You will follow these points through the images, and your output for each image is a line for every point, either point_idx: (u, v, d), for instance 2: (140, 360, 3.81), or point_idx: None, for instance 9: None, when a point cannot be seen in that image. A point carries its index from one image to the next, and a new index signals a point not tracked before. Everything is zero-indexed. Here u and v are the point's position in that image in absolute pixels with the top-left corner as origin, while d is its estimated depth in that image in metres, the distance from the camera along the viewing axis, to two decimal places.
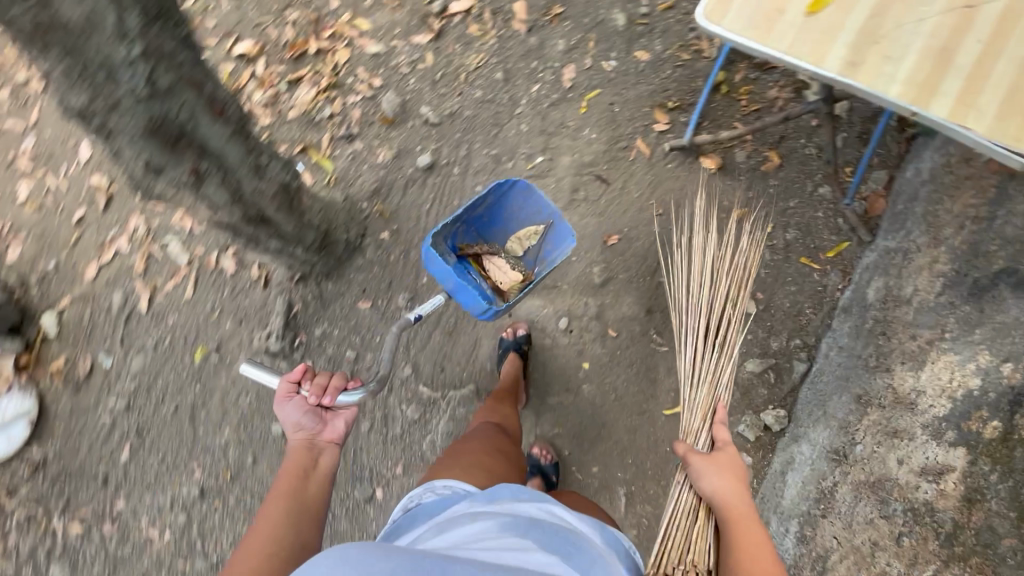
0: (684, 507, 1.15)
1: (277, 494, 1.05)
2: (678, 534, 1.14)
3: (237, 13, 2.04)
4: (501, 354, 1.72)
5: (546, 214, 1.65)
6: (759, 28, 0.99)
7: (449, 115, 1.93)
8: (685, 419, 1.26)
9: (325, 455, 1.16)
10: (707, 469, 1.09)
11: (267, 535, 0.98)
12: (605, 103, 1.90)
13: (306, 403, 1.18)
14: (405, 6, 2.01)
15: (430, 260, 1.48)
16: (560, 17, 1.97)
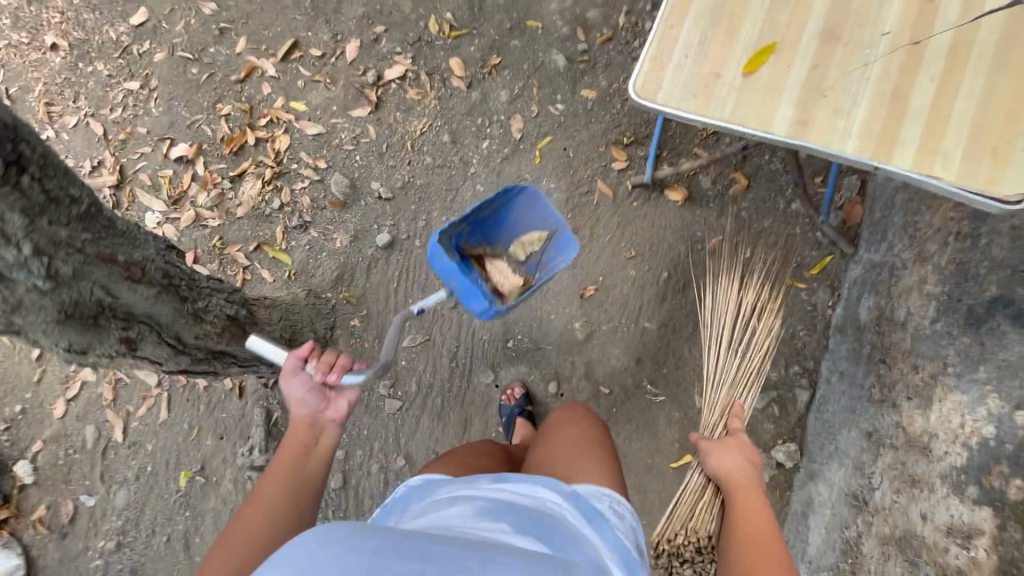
0: (692, 485, 1.24)
1: (277, 462, 1.07)
2: (685, 506, 1.24)
3: (169, 115, 1.97)
4: (507, 422, 1.64)
5: (552, 222, 1.55)
6: (697, 97, 0.92)
7: (401, 188, 1.86)
8: (706, 416, 1.32)
9: (327, 432, 1.14)
10: (717, 450, 1.15)
11: (262, 509, 0.99)
12: (559, 148, 1.84)
13: (312, 381, 1.15)
14: (338, 81, 1.94)
15: (434, 256, 1.43)
16: (498, 67, 1.90)
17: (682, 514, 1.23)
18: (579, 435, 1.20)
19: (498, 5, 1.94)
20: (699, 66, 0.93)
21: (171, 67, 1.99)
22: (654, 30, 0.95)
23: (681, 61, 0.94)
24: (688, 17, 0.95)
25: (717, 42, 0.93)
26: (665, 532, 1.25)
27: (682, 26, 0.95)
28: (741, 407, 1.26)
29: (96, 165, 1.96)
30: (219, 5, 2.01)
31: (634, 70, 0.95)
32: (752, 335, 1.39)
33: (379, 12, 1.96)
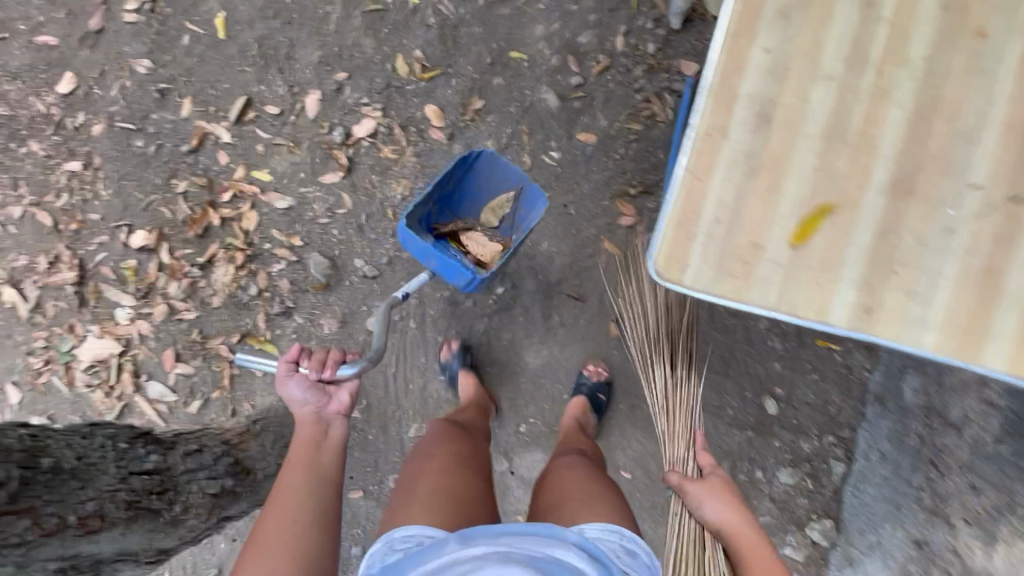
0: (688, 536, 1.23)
1: (298, 462, 1.15)
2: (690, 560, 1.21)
3: (121, 198, 1.77)
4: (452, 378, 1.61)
5: (515, 180, 1.52)
6: (734, 275, 0.74)
7: (387, 263, 1.69)
8: (669, 450, 1.31)
9: (334, 426, 1.24)
10: (707, 499, 1.16)
11: (290, 500, 1.08)
12: (559, 206, 1.62)
13: (307, 381, 1.26)
14: (301, 143, 1.71)
15: (407, 240, 1.37)
16: (481, 112, 1.66)
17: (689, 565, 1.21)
18: (576, 480, 1.16)
19: (473, 35, 1.66)
20: (736, 233, 0.74)
21: (114, 141, 1.77)
22: (675, 188, 0.76)
23: (712, 227, 0.75)
24: (719, 168, 0.75)
25: (756, 201, 0.74)
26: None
27: (711, 179, 0.75)
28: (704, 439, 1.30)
29: (54, 260, 1.79)
30: (154, 61, 1.75)
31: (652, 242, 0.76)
32: (680, 347, 1.37)
33: (338, 55, 1.70)
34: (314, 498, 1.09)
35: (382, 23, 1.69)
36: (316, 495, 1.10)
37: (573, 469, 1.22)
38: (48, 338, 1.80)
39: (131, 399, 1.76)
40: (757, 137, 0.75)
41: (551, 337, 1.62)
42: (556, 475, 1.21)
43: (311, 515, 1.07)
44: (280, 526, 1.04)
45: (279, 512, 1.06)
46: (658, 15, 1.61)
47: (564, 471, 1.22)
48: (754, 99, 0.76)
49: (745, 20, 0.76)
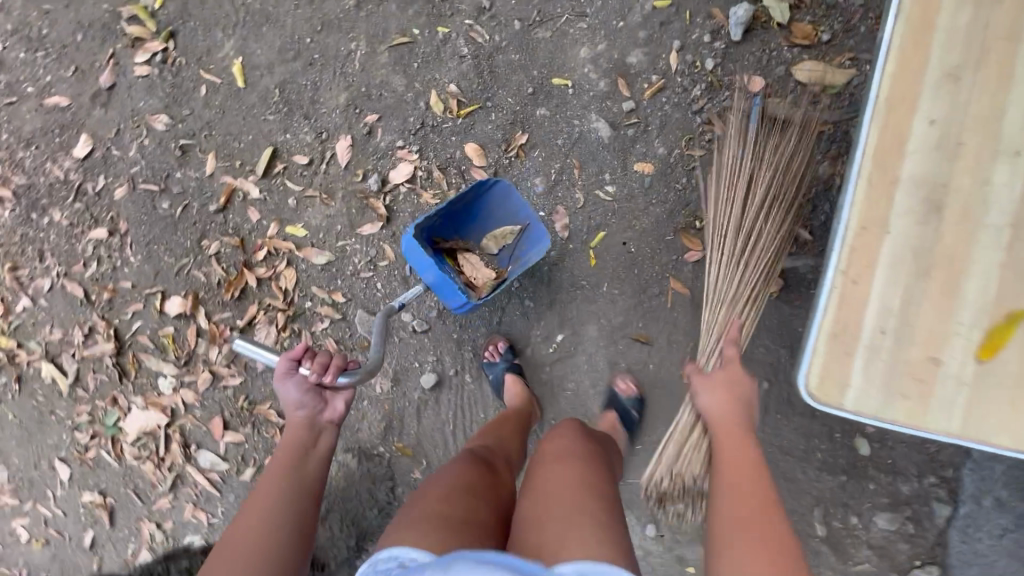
0: (682, 430, 1.25)
1: (276, 465, 1.07)
2: (672, 450, 1.25)
3: (151, 263, 1.68)
4: (499, 382, 1.51)
5: (524, 216, 1.45)
6: (910, 397, 0.73)
7: (437, 315, 1.59)
8: (702, 339, 1.27)
9: (324, 434, 1.15)
10: (706, 389, 1.11)
11: (261, 509, 0.98)
12: (618, 244, 1.51)
13: (307, 382, 1.16)
14: (335, 193, 1.61)
15: (410, 251, 1.36)
16: (526, 147, 1.54)
17: (667, 454, 1.25)
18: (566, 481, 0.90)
19: (512, 63, 1.53)
20: (906, 348, 0.73)
21: (138, 204, 1.67)
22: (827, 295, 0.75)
23: (875, 339, 0.74)
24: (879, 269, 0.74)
25: (928, 309, 0.73)
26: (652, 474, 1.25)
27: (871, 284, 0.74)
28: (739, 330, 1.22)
29: (89, 331, 1.72)
30: (172, 115, 1.64)
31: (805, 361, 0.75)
32: (749, 238, 1.29)
33: (367, 95, 1.58)
34: (292, 509, 1.00)
35: (411, 57, 1.56)
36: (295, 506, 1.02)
37: (562, 463, 0.95)
38: (91, 412, 1.75)
39: (182, 469, 1.72)
40: (928, 235, 0.73)
41: (618, 384, 1.51)
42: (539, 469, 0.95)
43: (287, 523, 0.98)
44: (248, 531, 0.95)
45: (249, 519, 0.97)
46: (714, 26, 1.47)
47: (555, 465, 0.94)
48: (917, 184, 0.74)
49: (903, 99, 0.74)
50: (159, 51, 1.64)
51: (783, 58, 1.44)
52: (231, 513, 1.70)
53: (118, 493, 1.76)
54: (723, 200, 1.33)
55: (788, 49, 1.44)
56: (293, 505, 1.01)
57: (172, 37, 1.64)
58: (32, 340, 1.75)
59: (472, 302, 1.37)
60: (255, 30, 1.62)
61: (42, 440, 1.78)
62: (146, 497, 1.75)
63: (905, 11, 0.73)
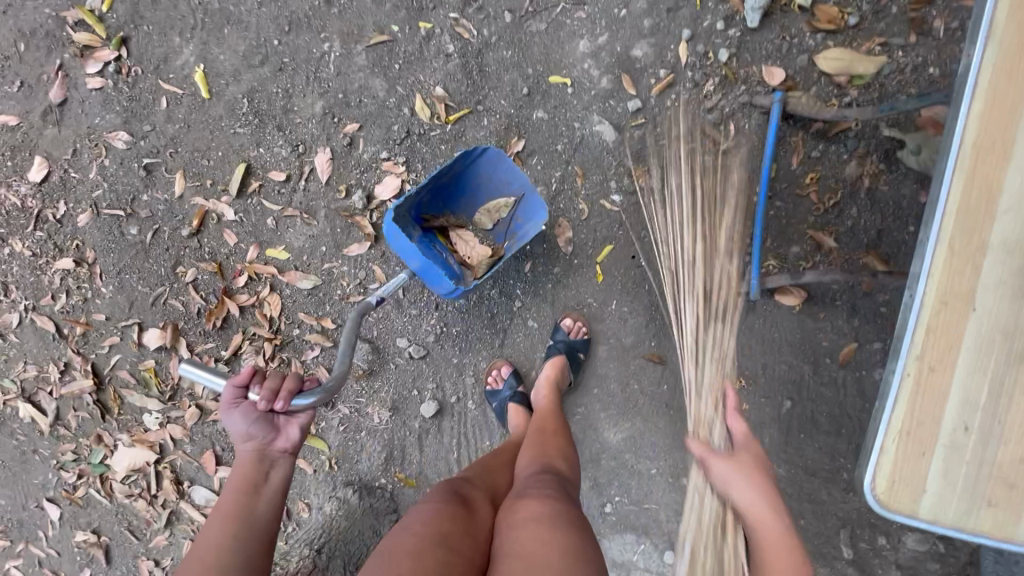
0: (708, 522, 1.02)
1: (221, 514, 0.99)
2: (705, 552, 1.01)
3: (124, 293, 1.56)
4: (502, 410, 1.42)
5: (517, 186, 1.32)
6: (999, 504, 0.66)
7: (434, 340, 1.48)
8: (695, 407, 1.11)
9: (277, 467, 1.07)
10: (729, 473, 0.99)
11: (210, 553, 0.93)
12: (627, 257, 1.40)
13: (255, 410, 1.06)
14: (317, 212, 1.48)
15: (391, 237, 1.21)
16: (523, 155, 1.40)
17: (697, 526, 1.03)
18: (547, 554, 0.79)
19: (504, 60, 1.39)
20: (993, 448, 0.66)
21: (104, 230, 1.54)
22: (903, 383, 0.65)
23: (958, 438, 0.66)
24: (964, 355, 0.65)
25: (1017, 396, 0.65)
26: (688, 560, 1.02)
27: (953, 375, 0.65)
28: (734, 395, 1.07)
29: (65, 367, 1.61)
30: (132, 131, 1.50)
31: (872, 461, 0.67)
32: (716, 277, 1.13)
33: (345, 102, 1.43)
34: (239, 562, 0.93)
35: (391, 57, 1.41)
36: (243, 558, 0.94)
37: (540, 526, 0.84)
38: (75, 451, 1.65)
39: (177, 505, 1.65)
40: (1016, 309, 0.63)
41: (631, 406, 1.43)
42: (507, 537, 0.85)
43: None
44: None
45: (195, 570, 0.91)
46: (728, 11, 1.31)
47: (531, 528, 0.84)
48: (1010, 251, 0.63)
49: (995, 145, 0.62)
50: (112, 60, 1.48)
51: (806, 45, 1.29)
52: None
53: (111, 532, 1.68)
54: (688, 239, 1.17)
55: (811, 35, 1.29)
56: (241, 558, 0.94)
57: (125, 43, 1.48)
58: (6, 378, 1.64)
59: (465, 288, 1.25)
60: (216, 33, 1.46)
61: (26, 481, 1.69)
62: (141, 535, 1.67)
63: (997, 31, 0.62)
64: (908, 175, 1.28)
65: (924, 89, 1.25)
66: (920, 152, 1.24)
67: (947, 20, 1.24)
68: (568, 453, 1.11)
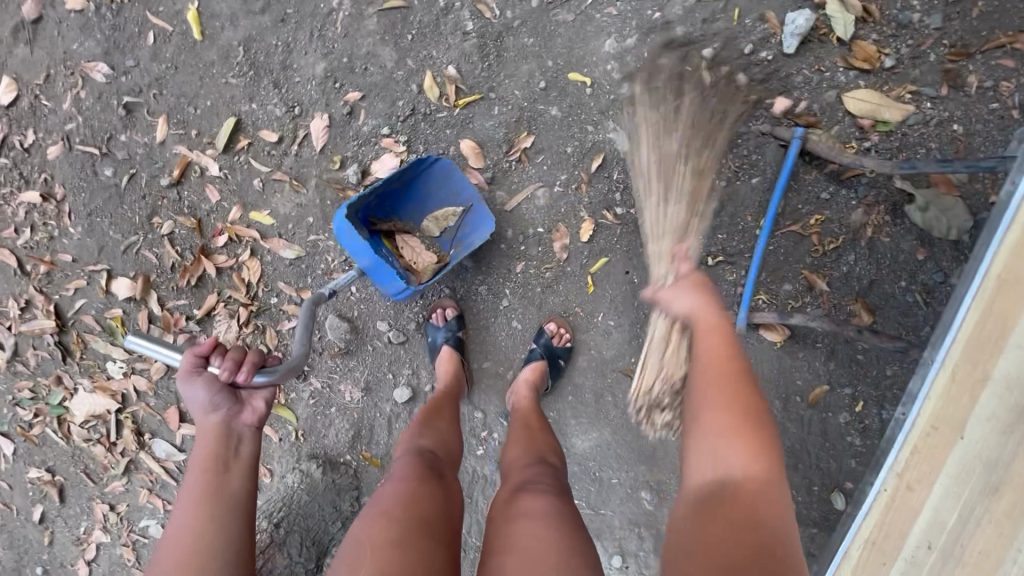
0: (656, 337, 1.25)
1: (191, 499, 0.87)
2: (655, 357, 1.26)
3: (94, 236, 1.48)
4: (433, 349, 1.41)
5: (466, 197, 1.32)
6: None
7: (416, 327, 1.47)
8: (654, 270, 1.19)
9: (245, 441, 0.96)
10: (673, 294, 1.01)
11: (186, 546, 0.82)
12: (620, 273, 1.38)
13: (216, 381, 0.96)
14: (307, 180, 1.40)
15: (341, 234, 1.19)
16: (530, 151, 1.35)
17: (652, 365, 1.27)
18: (543, 553, 0.81)
19: (523, 48, 1.31)
20: (952, 568, 0.72)
21: (75, 167, 1.44)
22: (877, 494, 0.80)
23: (921, 550, 0.75)
24: (941, 477, 0.74)
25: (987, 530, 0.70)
26: (643, 383, 1.29)
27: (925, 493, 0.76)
28: (684, 250, 1.12)
29: (25, 305, 1.54)
30: (113, 64, 1.38)
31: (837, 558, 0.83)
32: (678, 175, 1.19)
33: (349, 67, 1.34)
34: (222, 549, 0.83)
35: (405, 26, 1.32)
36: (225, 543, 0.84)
37: (537, 523, 0.87)
38: (33, 389, 1.60)
39: (136, 455, 1.63)
40: (1006, 448, 0.70)
41: (602, 417, 1.45)
42: (514, 528, 0.87)
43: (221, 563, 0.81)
44: None
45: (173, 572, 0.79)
46: (764, 33, 1.25)
47: (526, 523, 0.87)
48: (1012, 385, 0.71)
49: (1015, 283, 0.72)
50: None
51: (836, 81, 1.25)
52: None
53: (66, 473, 1.66)
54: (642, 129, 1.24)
55: (844, 73, 1.24)
56: (225, 541, 0.83)
57: None
58: None
59: (413, 288, 1.24)
60: None
61: None
62: (97, 478, 1.66)
63: None
64: (911, 231, 1.28)
65: (944, 147, 1.22)
66: (927, 210, 1.25)
67: (981, 78, 1.20)
68: (554, 447, 1.15)
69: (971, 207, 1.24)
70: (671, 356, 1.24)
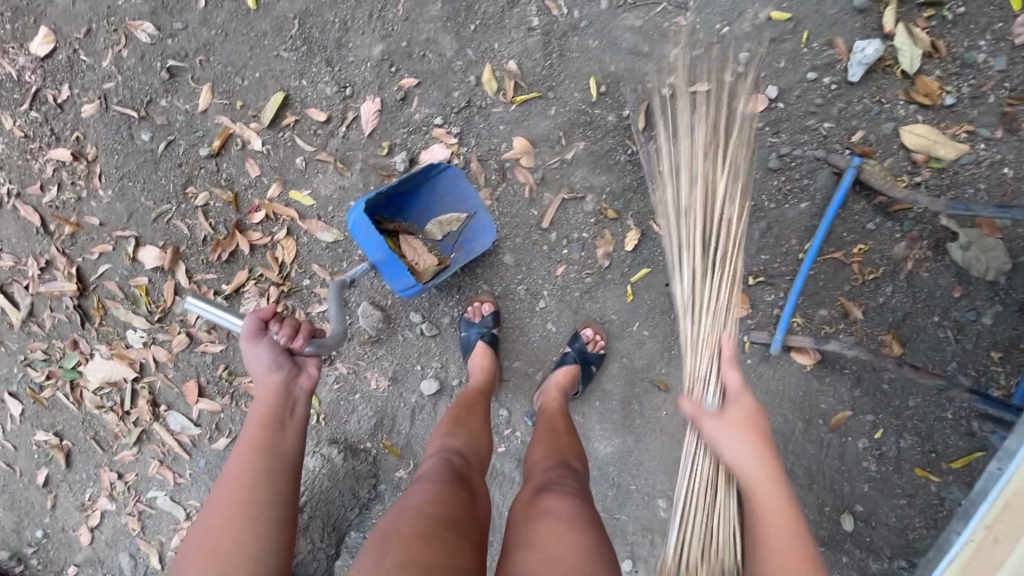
0: (701, 481, 1.00)
1: (246, 447, 0.88)
2: (699, 514, 0.99)
3: (124, 200, 1.43)
4: (467, 346, 1.41)
5: (471, 203, 1.33)
6: None
7: (449, 322, 1.46)
8: (691, 366, 1.07)
9: (299, 403, 0.96)
10: (720, 430, 0.91)
11: (240, 493, 0.83)
12: (660, 284, 1.38)
13: (276, 345, 0.97)
14: (352, 163, 1.37)
15: (356, 229, 1.19)
16: (583, 155, 1.34)
17: (694, 546, 0.97)
18: (565, 558, 0.81)
19: (587, 49, 1.29)
20: None
21: (111, 129, 1.40)
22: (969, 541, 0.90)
23: None
24: None
25: None
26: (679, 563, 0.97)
27: None
28: (731, 349, 1.02)
29: (46, 265, 1.49)
30: (159, 26, 1.36)
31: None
32: (717, 228, 1.08)
33: (407, 53, 1.32)
34: (269, 504, 0.83)
35: (468, 16, 1.30)
36: (272, 500, 0.84)
37: (561, 525, 0.87)
38: (47, 351, 1.56)
39: (149, 426, 1.60)
40: None
41: (627, 424, 1.46)
42: (537, 527, 0.87)
43: (267, 518, 0.82)
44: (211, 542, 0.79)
45: (224, 512, 0.81)
46: (830, 58, 1.25)
47: (549, 523, 0.87)
48: None
49: None
50: None
51: (895, 113, 1.26)
52: (200, 478, 1.61)
53: (75, 438, 1.62)
54: (690, 155, 1.12)
55: (903, 105, 1.25)
56: (274, 496, 0.84)
57: None
58: None
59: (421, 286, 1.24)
60: None
61: None
62: (106, 446, 1.62)
63: None
64: (950, 268, 1.30)
65: (994, 189, 1.23)
66: (968, 249, 1.27)
67: None
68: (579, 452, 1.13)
69: (1011, 249, 1.27)
70: (713, 511, 0.98)
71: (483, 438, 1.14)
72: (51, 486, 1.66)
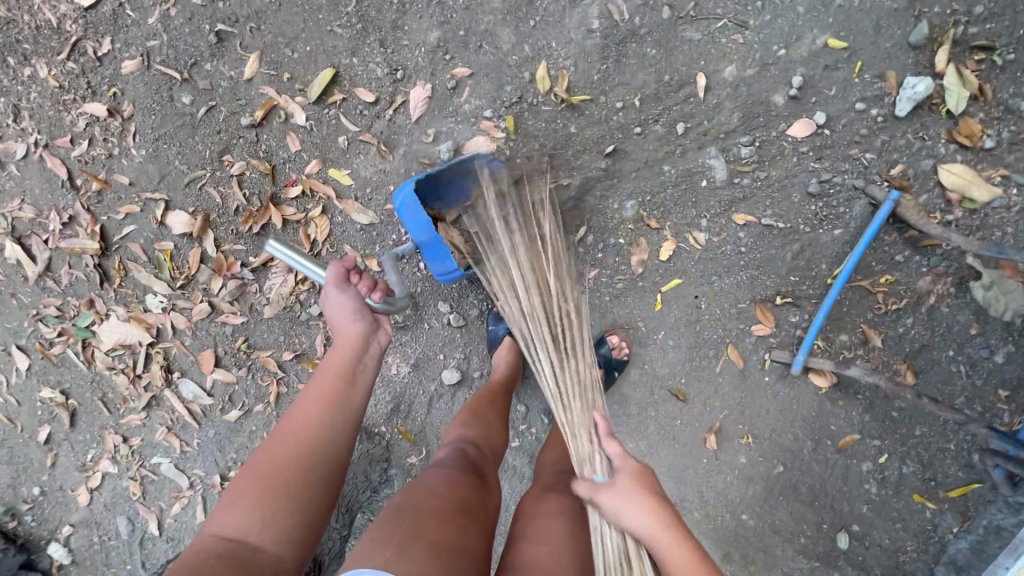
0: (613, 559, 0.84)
1: (316, 394, 0.89)
2: None
3: (158, 162, 1.40)
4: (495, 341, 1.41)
5: None
6: None
7: (477, 315, 1.47)
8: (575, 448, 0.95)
9: (370, 360, 0.98)
10: (616, 499, 0.83)
11: (303, 440, 0.84)
12: (689, 296, 1.41)
13: (359, 295, 0.98)
14: (396, 148, 1.37)
15: (403, 208, 1.17)
16: (627, 162, 1.35)
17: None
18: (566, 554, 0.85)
19: (643, 57, 1.30)
20: None
21: (151, 88, 1.37)
22: None
23: None
24: None
25: None
26: None
27: None
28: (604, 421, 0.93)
29: (68, 220, 1.46)
30: None
31: None
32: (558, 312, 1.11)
33: (463, 42, 1.31)
34: (328, 455, 0.84)
35: (529, 11, 1.30)
36: (331, 451, 0.85)
37: (566, 524, 0.91)
38: (61, 307, 1.52)
39: (160, 392, 1.58)
40: None
41: (641, 428, 1.49)
42: (545, 522, 0.91)
43: (319, 472, 0.82)
44: (259, 483, 0.79)
45: (285, 450, 0.82)
46: (879, 91, 1.28)
47: (553, 520, 0.92)
48: None
49: None
50: None
51: (936, 151, 1.28)
52: (208, 448, 1.60)
53: (82, 398, 1.59)
54: (517, 259, 1.18)
55: (945, 144, 1.28)
56: (331, 448, 0.85)
57: None
58: None
59: None
60: None
61: None
62: (113, 409, 1.60)
63: None
64: (970, 305, 1.34)
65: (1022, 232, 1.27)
66: (990, 288, 1.31)
67: None
68: None
69: None
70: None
71: (500, 431, 1.16)
72: (52, 444, 1.62)
